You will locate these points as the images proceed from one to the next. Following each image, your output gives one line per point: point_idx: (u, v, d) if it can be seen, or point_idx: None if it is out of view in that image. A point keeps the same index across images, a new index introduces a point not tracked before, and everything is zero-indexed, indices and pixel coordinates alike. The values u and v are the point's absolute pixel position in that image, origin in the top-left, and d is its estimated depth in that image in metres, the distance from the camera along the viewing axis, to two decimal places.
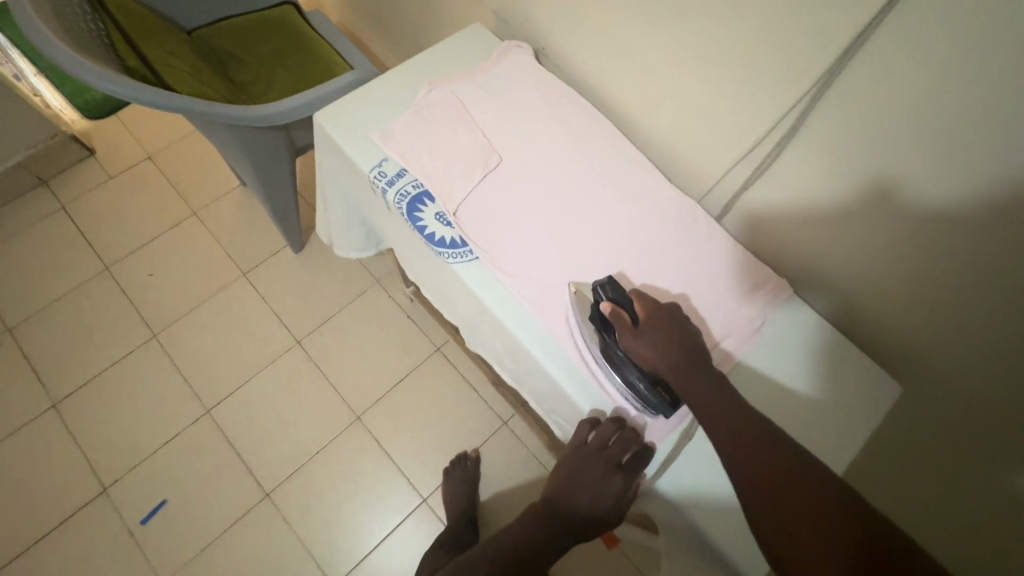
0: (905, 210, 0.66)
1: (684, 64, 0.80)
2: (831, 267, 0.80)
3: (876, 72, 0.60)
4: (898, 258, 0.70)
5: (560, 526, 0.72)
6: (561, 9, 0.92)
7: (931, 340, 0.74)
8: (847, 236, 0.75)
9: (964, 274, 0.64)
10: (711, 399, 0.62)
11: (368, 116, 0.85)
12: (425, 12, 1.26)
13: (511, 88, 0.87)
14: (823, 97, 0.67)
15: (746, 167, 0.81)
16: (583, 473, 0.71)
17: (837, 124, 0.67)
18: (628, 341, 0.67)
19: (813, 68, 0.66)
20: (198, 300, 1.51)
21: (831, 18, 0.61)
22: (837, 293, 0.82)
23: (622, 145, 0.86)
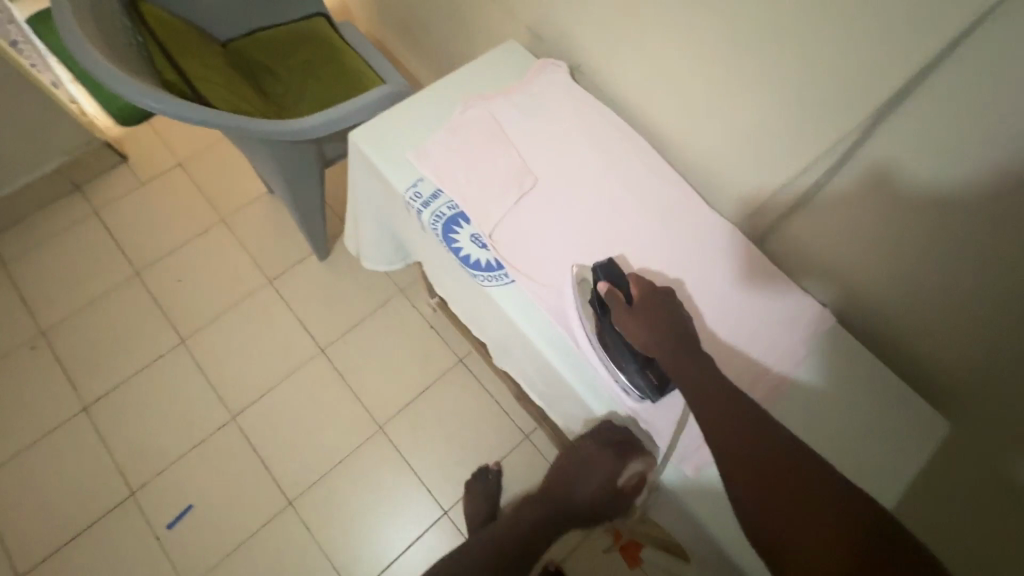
0: (910, 191, 0.65)
1: (721, 81, 0.78)
2: (879, 296, 0.78)
3: (938, 105, 0.59)
4: (898, 238, 0.70)
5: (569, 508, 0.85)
6: (595, 24, 0.91)
7: (941, 332, 0.73)
8: (847, 221, 0.75)
9: (967, 253, 0.63)
10: (700, 387, 0.63)
11: (402, 135, 0.85)
12: (455, 23, 1.27)
13: (549, 108, 0.87)
14: (877, 127, 0.65)
15: (790, 191, 0.79)
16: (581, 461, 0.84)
17: (893, 154, 0.65)
18: (624, 315, 0.69)
19: (868, 94, 0.64)
20: (225, 306, 1.54)
21: (892, 46, 0.59)
22: (835, 280, 0.82)
23: (659, 166, 0.85)
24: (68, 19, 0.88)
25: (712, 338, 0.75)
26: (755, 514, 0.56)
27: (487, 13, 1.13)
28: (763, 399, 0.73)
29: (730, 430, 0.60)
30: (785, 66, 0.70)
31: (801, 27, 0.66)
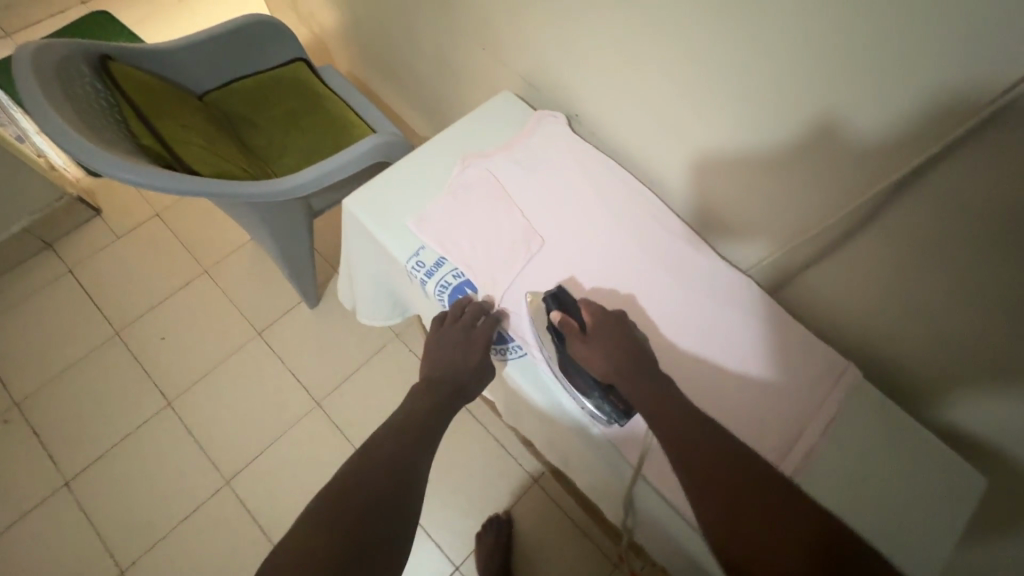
0: (936, 243, 0.61)
1: (727, 133, 0.76)
2: (896, 346, 0.74)
3: (969, 172, 0.55)
4: (918, 285, 0.66)
5: (440, 392, 0.73)
6: (587, 73, 0.89)
7: (966, 386, 0.68)
8: (859, 268, 0.71)
9: (997, 311, 0.60)
10: (667, 410, 0.61)
11: (400, 201, 0.80)
12: (440, 66, 1.24)
13: (548, 164, 0.84)
14: (893, 201, 0.63)
15: (805, 248, 0.76)
16: (448, 343, 0.74)
17: (909, 231, 0.63)
18: (576, 342, 0.68)
19: (886, 166, 0.62)
20: (213, 362, 1.47)
21: (910, 121, 0.57)
22: (847, 327, 0.79)
23: (665, 218, 0.83)
24: (38, 93, 0.83)
25: (734, 403, 0.72)
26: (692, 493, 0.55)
27: (474, 58, 1.11)
28: (795, 471, 0.69)
29: (697, 457, 0.57)
30: (796, 123, 0.67)
31: (811, 85, 0.63)
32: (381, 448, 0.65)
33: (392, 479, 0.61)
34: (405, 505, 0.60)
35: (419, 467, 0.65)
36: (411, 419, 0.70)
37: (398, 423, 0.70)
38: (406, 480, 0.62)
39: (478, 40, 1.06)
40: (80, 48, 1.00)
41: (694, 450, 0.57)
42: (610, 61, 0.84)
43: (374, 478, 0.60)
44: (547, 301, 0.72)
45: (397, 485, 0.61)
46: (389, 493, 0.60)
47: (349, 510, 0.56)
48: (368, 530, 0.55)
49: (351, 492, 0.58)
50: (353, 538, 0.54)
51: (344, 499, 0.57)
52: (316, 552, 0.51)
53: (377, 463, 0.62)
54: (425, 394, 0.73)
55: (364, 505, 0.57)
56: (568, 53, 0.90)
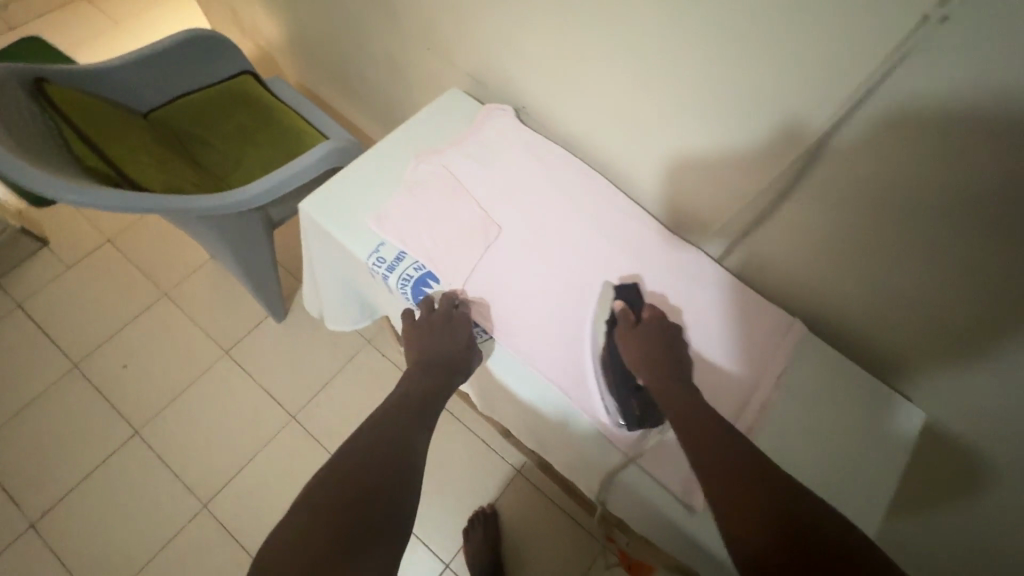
0: (858, 196, 0.66)
1: (663, 112, 0.80)
2: (833, 299, 0.79)
3: (877, 126, 0.60)
4: (847, 238, 0.71)
5: (430, 376, 0.74)
6: (530, 65, 0.92)
7: (896, 329, 0.74)
8: (794, 227, 0.76)
9: (915, 252, 0.65)
10: (691, 404, 0.66)
11: (356, 200, 0.81)
12: (388, 70, 1.25)
13: (501, 155, 0.86)
14: (815, 160, 0.68)
15: (743, 214, 0.81)
16: (434, 328, 0.74)
17: (830, 189, 0.68)
18: (631, 330, 0.74)
19: (805, 128, 0.66)
20: (181, 386, 1.43)
21: (819, 89, 0.62)
22: (789, 286, 0.83)
23: (615, 199, 0.87)
24: None
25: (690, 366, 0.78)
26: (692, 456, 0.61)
27: (421, 59, 1.13)
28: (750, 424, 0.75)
29: (702, 432, 0.63)
30: (724, 96, 0.71)
31: (733, 58, 0.67)
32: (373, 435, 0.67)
33: (386, 462, 0.63)
34: (400, 486, 0.62)
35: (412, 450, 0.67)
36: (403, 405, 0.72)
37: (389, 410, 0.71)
38: (400, 464, 0.64)
39: (423, 41, 1.08)
40: (11, 72, 0.97)
41: (696, 432, 0.63)
42: (552, 53, 0.87)
43: (368, 462, 0.62)
44: (614, 292, 0.79)
45: (392, 468, 0.63)
46: (384, 476, 0.61)
47: (346, 493, 0.58)
48: (365, 511, 0.57)
49: (347, 477, 0.60)
50: (350, 519, 0.55)
51: (341, 483, 0.59)
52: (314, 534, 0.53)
53: (369, 449, 0.64)
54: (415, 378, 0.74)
55: (361, 488, 0.59)
56: (511, 48, 0.93)
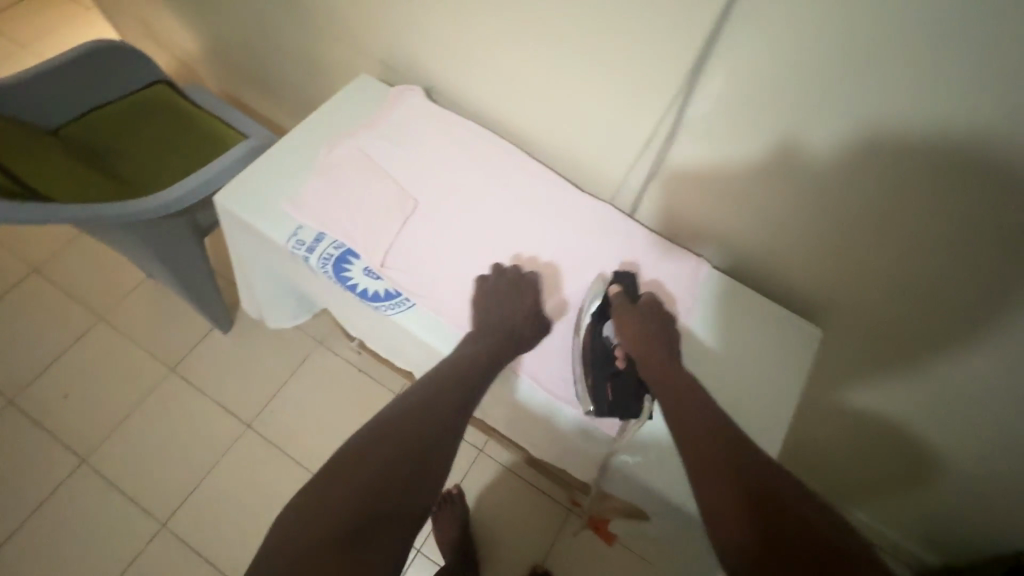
0: (737, 117, 0.75)
1: (560, 73, 0.86)
2: (725, 231, 0.91)
3: (739, 51, 0.69)
4: (732, 167, 0.81)
5: (489, 351, 0.74)
6: (435, 43, 0.96)
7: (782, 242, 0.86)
8: (687, 170, 0.86)
9: (790, 159, 0.75)
10: (690, 408, 0.67)
11: (271, 188, 0.82)
12: (305, 66, 1.26)
13: (412, 130, 0.88)
14: (693, 92, 0.76)
15: (641, 166, 0.90)
16: (503, 302, 0.76)
17: (712, 119, 0.77)
18: (624, 308, 0.77)
19: (682, 66, 0.74)
20: (128, 408, 1.40)
21: (686, 31, 0.70)
22: (690, 227, 0.94)
23: (528, 163, 0.88)
24: None
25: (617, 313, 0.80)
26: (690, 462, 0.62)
27: (335, 51, 1.14)
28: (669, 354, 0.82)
29: (698, 437, 0.64)
30: (609, 48, 0.78)
31: (611, 8, 0.74)
32: (405, 415, 0.66)
33: (417, 449, 0.62)
34: (425, 478, 0.61)
35: (449, 439, 0.65)
36: (447, 379, 0.71)
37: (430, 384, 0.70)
38: (431, 452, 0.63)
39: (334, 33, 1.10)
40: None
41: (693, 437, 0.64)
42: (453, 29, 0.91)
43: (397, 447, 0.62)
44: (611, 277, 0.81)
45: (422, 458, 0.62)
46: (410, 466, 0.61)
47: (366, 479, 0.58)
48: (382, 506, 0.57)
49: (371, 460, 0.60)
50: (364, 513, 0.56)
51: (362, 466, 0.60)
52: (325, 525, 0.55)
53: (400, 431, 0.64)
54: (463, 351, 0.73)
55: (383, 476, 0.59)
56: (417, 30, 0.96)
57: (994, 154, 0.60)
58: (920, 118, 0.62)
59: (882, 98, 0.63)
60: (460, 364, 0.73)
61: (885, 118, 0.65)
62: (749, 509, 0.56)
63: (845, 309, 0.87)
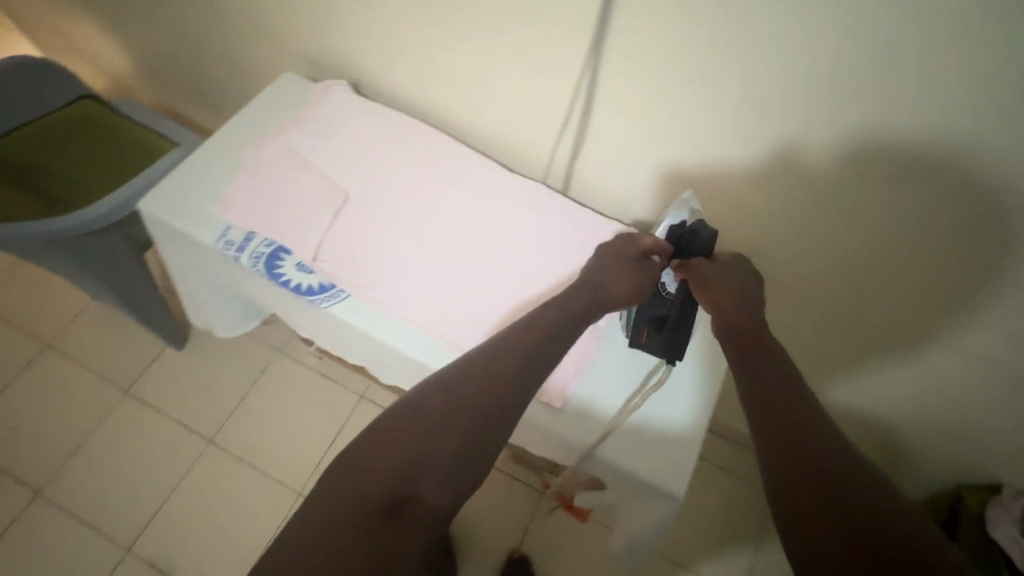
0: (646, 85, 0.78)
1: (476, 55, 0.87)
2: (657, 201, 0.93)
3: (635, 19, 0.71)
4: (651, 133, 0.84)
5: (571, 316, 0.66)
6: (356, 35, 0.96)
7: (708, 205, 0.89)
8: (611, 142, 0.88)
9: (700, 120, 0.79)
10: (772, 381, 0.59)
11: (197, 191, 0.81)
12: (235, 70, 1.24)
13: (339, 125, 0.88)
14: (601, 64, 0.78)
15: (566, 142, 0.92)
16: (604, 265, 0.72)
17: (623, 88, 0.80)
18: (698, 261, 0.71)
19: (587, 38, 0.76)
20: (82, 434, 1.35)
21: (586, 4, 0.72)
22: (624, 201, 0.96)
23: (457, 149, 0.89)
24: None
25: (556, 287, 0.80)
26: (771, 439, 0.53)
27: (261, 52, 1.13)
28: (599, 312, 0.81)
29: (782, 413, 0.55)
30: (517, 26, 0.80)
31: None
32: (469, 380, 0.58)
33: (477, 423, 0.55)
34: (480, 458, 0.54)
35: (512, 415, 0.57)
36: (523, 343, 0.62)
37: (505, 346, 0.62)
38: (491, 430, 0.56)
39: (260, 33, 1.09)
40: None
41: (776, 410, 0.55)
42: (369, 19, 0.92)
43: (452, 415, 0.55)
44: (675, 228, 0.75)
45: (480, 436, 0.55)
46: (466, 443, 0.54)
47: (413, 447, 0.53)
48: (428, 482, 0.51)
49: (422, 426, 0.54)
50: (406, 487, 0.50)
51: (412, 429, 0.54)
52: (360, 490, 0.50)
53: (460, 398, 0.56)
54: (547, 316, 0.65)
55: (434, 448, 0.53)
56: (338, 23, 0.96)
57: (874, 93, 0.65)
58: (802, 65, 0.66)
59: (770, 51, 0.67)
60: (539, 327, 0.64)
61: (778, 72, 0.69)
62: (793, 454, 0.51)
63: (772, 263, 0.92)
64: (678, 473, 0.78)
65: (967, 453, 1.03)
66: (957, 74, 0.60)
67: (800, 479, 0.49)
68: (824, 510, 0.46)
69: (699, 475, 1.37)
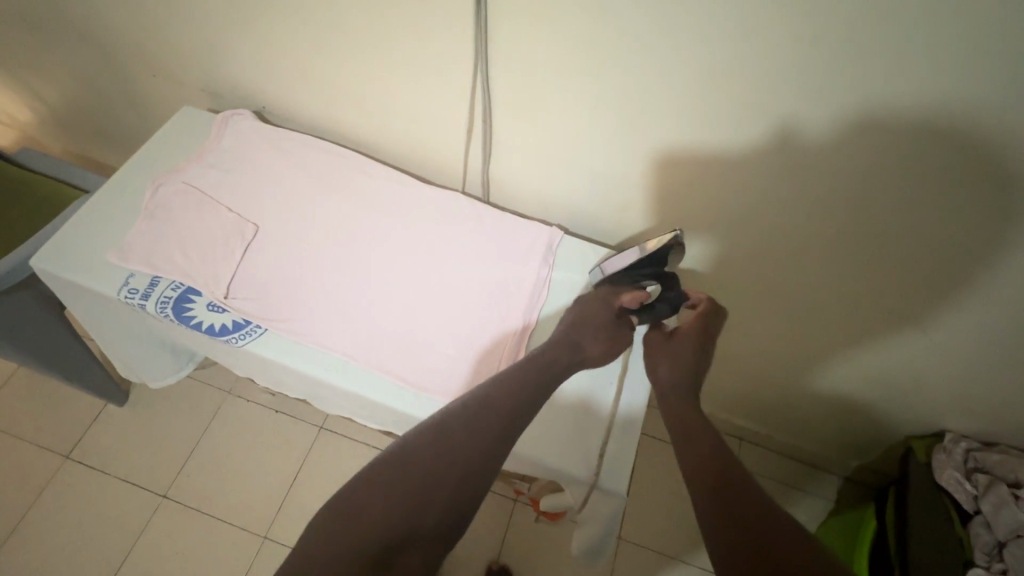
0: (540, 86, 0.78)
1: (372, 72, 0.86)
2: (577, 196, 0.94)
3: (512, 22, 0.71)
4: (555, 132, 0.84)
5: (557, 367, 0.69)
6: (252, 64, 0.94)
7: (625, 196, 0.90)
8: (520, 144, 0.88)
9: (598, 116, 0.79)
10: (699, 436, 0.63)
11: (96, 242, 0.79)
12: (140, 111, 1.20)
13: (242, 157, 0.87)
14: (493, 70, 0.78)
15: (477, 148, 0.92)
16: (587, 324, 0.75)
17: (518, 90, 0.80)
18: (653, 337, 0.76)
19: (472, 45, 0.76)
20: (20, 511, 1.27)
21: (470, 6, 0.71)
22: (546, 200, 0.97)
23: (368, 167, 0.88)
24: None
25: (478, 297, 0.80)
26: (699, 495, 0.57)
27: (164, 89, 1.10)
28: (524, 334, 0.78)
29: (706, 469, 0.59)
30: (403, 41, 0.79)
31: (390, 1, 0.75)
32: (460, 426, 0.59)
33: (469, 468, 0.57)
34: (473, 498, 0.57)
35: (504, 455, 0.59)
36: (511, 385, 0.64)
37: (493, 386, 0.64)
38: (484, 472, 0.58)
39: (157, 68, 1.05)
40: None
41: (701, 462, 0.60)
42: (261, 47, 0.90)
43: (442, 463, 0.57)
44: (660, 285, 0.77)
45: (472, 482, 0.57)
46: (459, 489, 0.56)
47: (404, 497, 0.54)
48: (419, 529, 0.54)
49: (409, 479, 0.56)
50: (398, 536, 0.53)
51: (402, 480, 0.55)
52: (353, 543, 0.52)
53: (450, 445, 0.58)
54: (532, 363, 0.68)
55: (425, 497, 0.55)
56: (232, 48, 0.92)
57: (745, 73, 0.66)
58: (677, 53, 0.68)
59: (642, 42, 0.68)
60: (526, 367, 0.67)
61: (660, 63, 0.69)
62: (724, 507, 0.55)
63: (697, 244, 0.94)
64: (615, 467, 0.77)
65: (907, 400, 1.07)
66: (825, 47, 0.61)
67: (729, 529, 0.53)
68: (753, 563, 0.49)
69: (667, 459, 1.39)
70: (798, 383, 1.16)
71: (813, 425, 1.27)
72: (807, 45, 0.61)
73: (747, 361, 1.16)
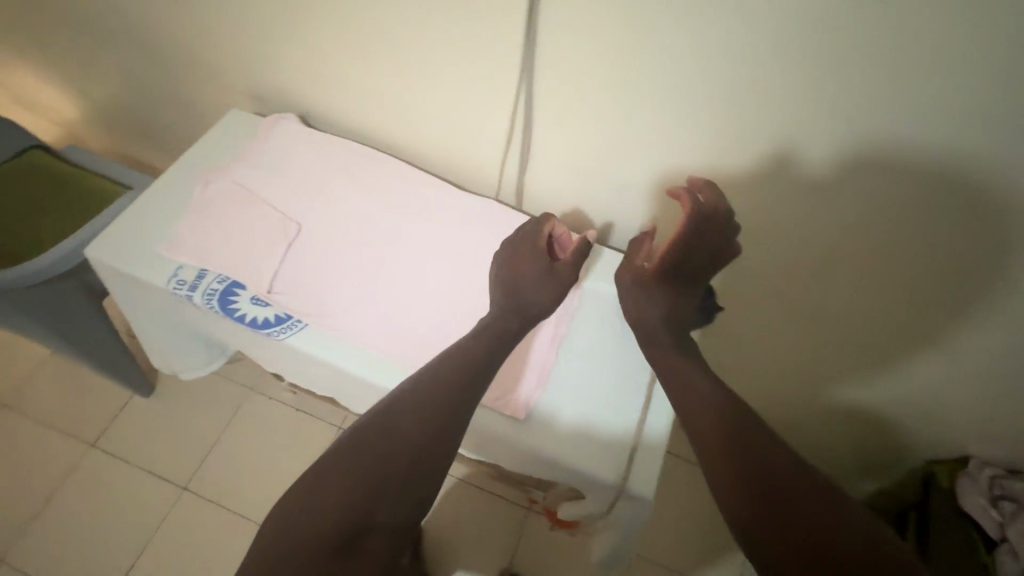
0: (579, 101, 0.81)
1: (415, 84, 0.90)
2: (606, 208, 0.96)
3: (556, 41, 0.74)
4: (589, 146, 0.86)
5: (509, 335, 0.74)
6: (299, 72, 0.98)
7: (654, 209, 0.92)
8: (554, 156, 0.91)
9: (632, 133, 0.81)
10: (701, 428, 0.65)
11: (147, 234, 0.82)
12: (185, 112, 1.24)
13: (286, 158, 0.90)
14: (534, 85, 0.81)
15: (512, 158, 0.95)
16: (522, 276, 0.78)
17: (557, 106, 0.82)
18: (624, 279, 0.83)
19: (517, 62, 0.79)
20: (45, 496, 1.30)
21: (517, 22, 0.74)
22: (575, 210, 0.99)
23: (406, 173, 0.91)
24: None
25: None
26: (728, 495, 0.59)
27: (211, 93, 1.14)
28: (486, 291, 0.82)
29: (733, 466, 0.60)
30: (449, 55, 0.83)
31: (439, 17, 0.78)
32: (409, 412, 0.63)
33: (419, 453, 0.60)
34: (426, 483, 0.60)
35: (453, 435, 0.63)
36: (460, 371, 0.68)
37: (440, 378, 0.67)
38: (436, 459, 0.61)
39: (206, 72, 1.09)
40: None
41: (720, 456, 0.61)
42: (310, 56, 0.94)
43: (396, 451, 0.60)
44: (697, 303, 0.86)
45: (423, 463, 0.60)
46: (412, 472, 0.60)
47: (359, 487, 0.58)
48: (379, 516, 0.57)
49: (365, 468, 0.59)
50: (355, 525, 0.56)
51: (357, 471, 0.59)
52: (311, 533, 0.55)
53: (403, 433, 0.61)
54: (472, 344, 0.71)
55: (377, 486, 0.58)
56: (282, 56, 0.96)
57: (782, 98, 0.68)
58: (716, 76, 0.69)
59: (682, 66, 0.70)
60: (470, 357, 0.70)
61: (696, 86, 0.71)
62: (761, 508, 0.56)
63: None
64: (638, 476, 0.78)
65: (930, 426, 1.06)
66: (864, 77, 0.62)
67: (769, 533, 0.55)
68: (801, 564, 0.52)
69: (682, 474, 1.39)
70: (818, 404, 1.16)
71: (832, 446, 1.25)
72: (846, 74, 0.63)
73: (769, 379, 1.16)
